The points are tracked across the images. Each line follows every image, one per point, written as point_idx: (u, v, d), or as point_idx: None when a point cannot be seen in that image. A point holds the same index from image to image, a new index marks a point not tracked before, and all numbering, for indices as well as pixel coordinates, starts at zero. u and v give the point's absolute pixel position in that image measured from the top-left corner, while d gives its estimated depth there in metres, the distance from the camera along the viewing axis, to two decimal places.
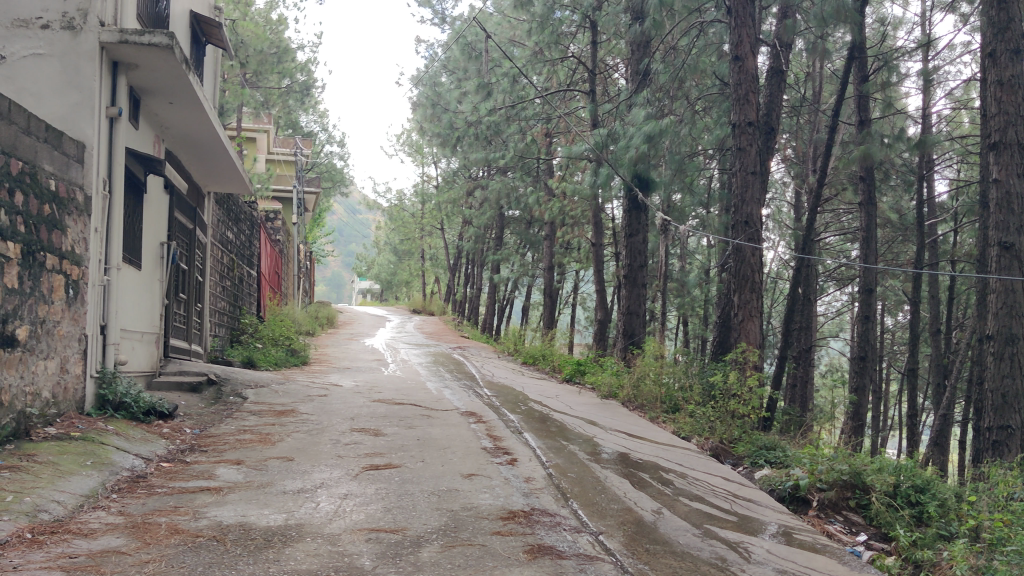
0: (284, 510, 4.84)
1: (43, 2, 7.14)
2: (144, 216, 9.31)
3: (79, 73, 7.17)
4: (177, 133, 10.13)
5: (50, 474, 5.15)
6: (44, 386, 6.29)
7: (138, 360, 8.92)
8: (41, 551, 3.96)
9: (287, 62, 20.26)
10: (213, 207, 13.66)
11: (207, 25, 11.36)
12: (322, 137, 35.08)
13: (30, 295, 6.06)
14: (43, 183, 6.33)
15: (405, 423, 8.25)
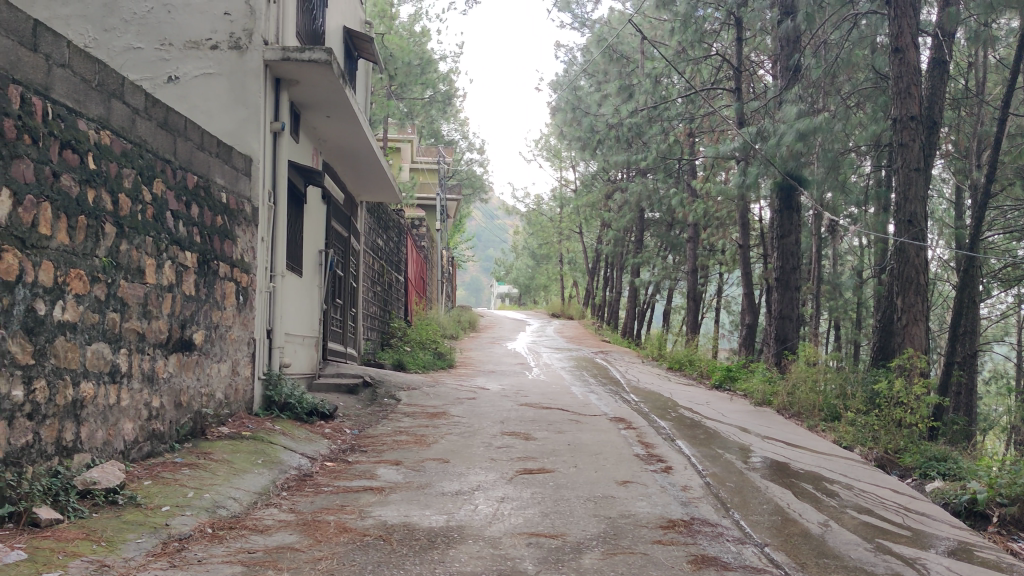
0: (445, 511, 4.93)
1: (211, 25, 7.57)
2: (305, 226, 9.71)
3: (246, 89, 7.53)
4: (334, 145, 10.51)
5: (226, 471, 5.44)
6: (218, 388, 6.65)
7: (300, 362, 9.31)
8: (223, 545, 4.18)
9: (430, 73, 20.72)
10: (365, 216, 14.12)
11: (359, 40, 11.72)
12: (463, 144, 35.67)
13: (205, 301, 6.43)
14: (215, 196, 6.69)
15: (554, 428, 8.26)
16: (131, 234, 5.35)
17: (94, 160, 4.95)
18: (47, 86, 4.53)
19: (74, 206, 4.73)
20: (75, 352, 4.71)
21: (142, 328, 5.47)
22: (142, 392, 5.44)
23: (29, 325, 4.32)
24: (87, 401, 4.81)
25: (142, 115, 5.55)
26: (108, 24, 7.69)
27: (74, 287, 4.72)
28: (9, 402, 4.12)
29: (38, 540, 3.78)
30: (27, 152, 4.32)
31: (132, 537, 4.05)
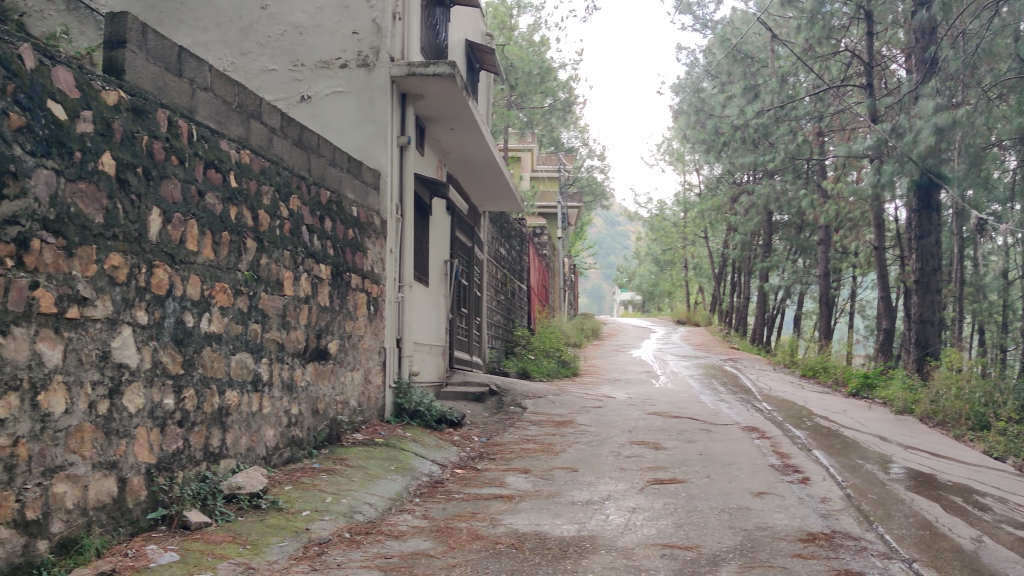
0: (576, 520, 4.91)
1: (341, 44, 7.81)
2: (431, 237, 9.90)
3: (374, 105, 7.73)
4: (458, 157, 10.67)
5: (361, 476, 5.59)
6: (351, 396, 6.84)
7: (427, 370, 9.49)
8: (360, 550, 4.28)
9: (550, 81, 20.75)
10: (488, 225, 14.28)
11: (481, 52, 11.87)
12: (584, 151, 35.55)
13: (339, 312, 6.63)
14: (347, 210, 6.89)
15: (685, 437, 8.11)
16: (270, 247, 5.57)
17: (235, 178, 5.18)
18: (191, 108, 4.78)
19: (218, 223, 4.96)
20: (221, 362, 4.93)
21: (282, 338, 5.68)
22: (282, 400, 5.65)
23: (179, 336, 4.55)
24: (232, 408, 5.03)
25: (279, 134, 5.79)
26: (245, 49, 8.05)
27: (219, 299, 4.94)
28: (161, 411, 4.35)
29: (188, 542, 3.98)
30: (175, 172, 4.56)
31: (276, 540, 4.20)
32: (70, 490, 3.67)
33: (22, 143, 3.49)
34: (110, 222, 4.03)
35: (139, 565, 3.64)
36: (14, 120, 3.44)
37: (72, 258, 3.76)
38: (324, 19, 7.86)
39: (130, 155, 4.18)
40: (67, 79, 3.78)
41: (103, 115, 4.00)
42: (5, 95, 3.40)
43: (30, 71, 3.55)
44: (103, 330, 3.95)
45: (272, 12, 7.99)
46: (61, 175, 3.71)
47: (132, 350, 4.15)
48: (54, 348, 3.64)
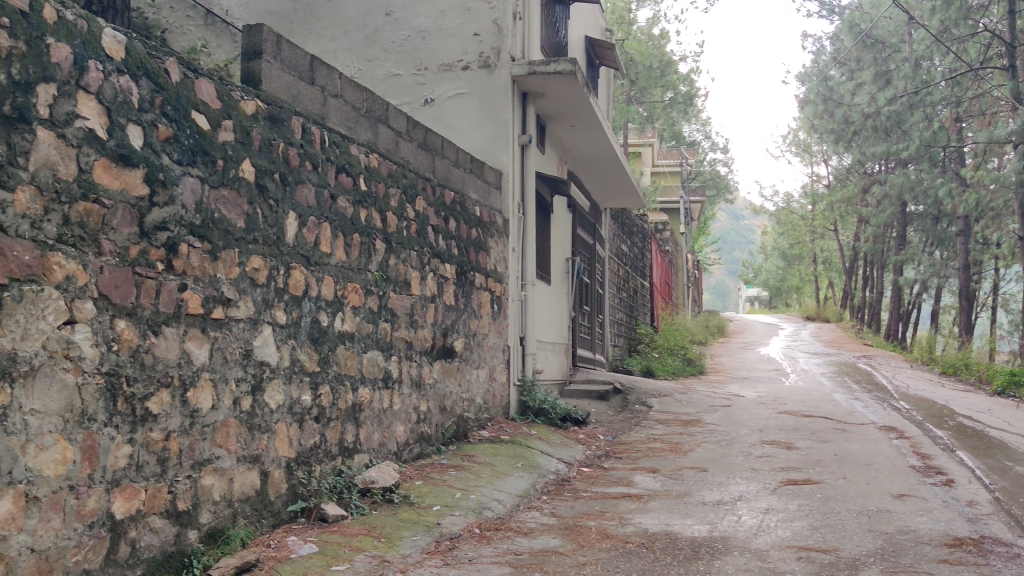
0: (707, 521, 4.83)
1: (462, 46, 7.91)
2: (552, 235, 9.92)
3: (495, 105, 7.80)
4: (579, 155, 10.66)
5: (489, 473, 5.65)
6: (477, 393, 6.93)
7: (551, 368, 9.52)
8: (491, 546, 4.33)
9: (670, 75, 20.45)
10: (610, 223, 14.20)
11: (602, 49, 11.76)
12: (706, 144, 34.84)
13: (464, 310, 6.72)
14: (470, 210, 6.98)
15: (818, 437, 7.85)
16: (398, 248, 5.70)
17: (365, 182, 5.32)
18: (323, 115, 4.94)
19: (350, 225, 5.11)
20: (353, 359, 5.08)
21: (410, 336, 5.80)
22: (411, 397, 5.78)
23: (315, 335, 4.71)
24: (365, 405, 5.18)
25: (405, 137, 5.91)
26: (370, 55, 8.24)
27: (351, 299, 5.09)
28: (300, 406, 4.52)
29: (327, 535, 4.12)
30: (309, 177, 4.72)
31: (409, 534, 4.29)
32: (216, 483, 3.86)
33: (169, 152, 3.69)
34: (250, 226, 4.20)
35: (281, 555, 3.80)
36: (161, 130, 3.64)
37: (216, 260, 3.95)
38: (447, 22, 7.98)
39: (268, 162, 4.35)
40: (209, 91, 3.97)
41: (242, 124, 4.18)
42: (153, 107, 3.60)
43: (175, 84, 3.75)
44: (246, 329, 4.13)
45: (396, 18, 8.15)
46: (205, 183, 3.90)
47: (272, 348, 4.32)
48: (201, 347, 3.82)
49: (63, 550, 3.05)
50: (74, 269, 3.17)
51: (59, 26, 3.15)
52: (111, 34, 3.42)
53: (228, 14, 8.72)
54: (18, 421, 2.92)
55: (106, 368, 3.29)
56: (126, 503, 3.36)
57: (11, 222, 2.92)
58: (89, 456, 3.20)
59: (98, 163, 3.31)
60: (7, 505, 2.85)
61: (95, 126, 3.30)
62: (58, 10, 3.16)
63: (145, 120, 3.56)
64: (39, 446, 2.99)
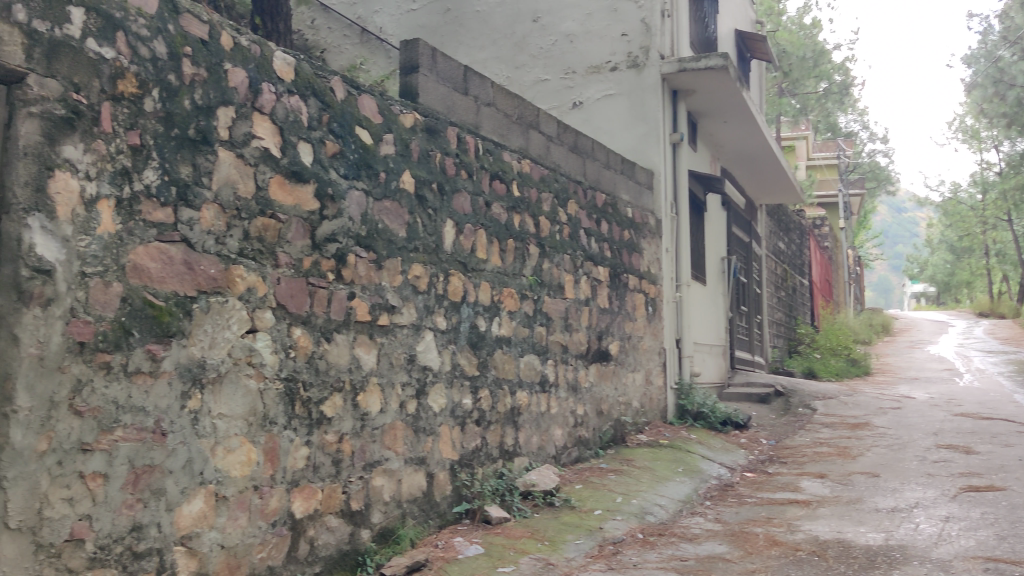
0: (882, 529, 4.61)
1: (611, 47, 7.88)
2: (707, 235, 9.74)
3: (645, 104, 7.72)
4: (733, 150, 10.41)
5: (649, 478, 5.59)
6: (634, 397, 6.89)
7: (709, 370, 9.34)
8: (656, 551, 4.28)
9: (824, 64, 19.74)
10: (765, 219, 13.79)
11: (754, 42, 11.41)
12: (864, 135, 33.36)
13: (619, 313, 6.69)
14: (622, 211, 6.94)
15: (1001, 441, 7.35)
16: (552, 252, 5.73)
17: (518, 188, 5.38)
18: (477, 124, 5.03)
19: (505, 230, 5.18)
20: (511, 364, 5.14)
21: (565, 340, 5.82)
22: (568, 400, 5.80)
23: (474, 340, 4.79)
24: (523, 408, 5.23)
25: (556, 141, 5.94)
26: (519, 62, 8.33)
27: (508, 304, 5.15)
28: (461, 410, 4.61)
29: (491, 536, 4.19)
30: (465, 185, 4.81)
31: (572, 538, 4.31)
32: (386, 483, 3.99)
33: (336, 167, 3.85)
34: (412, 235, 4.33)
35: (449, 556, 3.89)
36: (328, 146, 3.80)
37: (381, 269, 4.09)
38: (594, 24, 7.97)
39: (426, 172, 4.48)
40: (371, 106, 4.13)
41: (402, 137, 4.31)
42: (321, 125, 3.78)
43: (340, 102, 3.92)
44: (409, 334, 4.25)
45: (544, 24, 8.22)
46: (370, 195, 4.04)
47: (434, 353, 4.43)
48: (369, 352, 3.97)
49: (250, 547, 3.24)
50: (254, 280, 3.36)
51: (235, 52, 3.35)
52: (282, 57, 3.60)
53: (382, 31, 9.04)
54: (208, 424, 3.12)
55: (284, 374, 3.47)
56: (305, 502, 3.52)
57: (197, 239, 3.13)
58: (271, 457, 3.38)
59: (274, 180, 3.49)
60: (199, 504, 3.06)
61: (269, 145, 3.48)
62: (234, 37, 3.37)
63: (314, 137, 3.73)
64: (226, 448, 3.19)
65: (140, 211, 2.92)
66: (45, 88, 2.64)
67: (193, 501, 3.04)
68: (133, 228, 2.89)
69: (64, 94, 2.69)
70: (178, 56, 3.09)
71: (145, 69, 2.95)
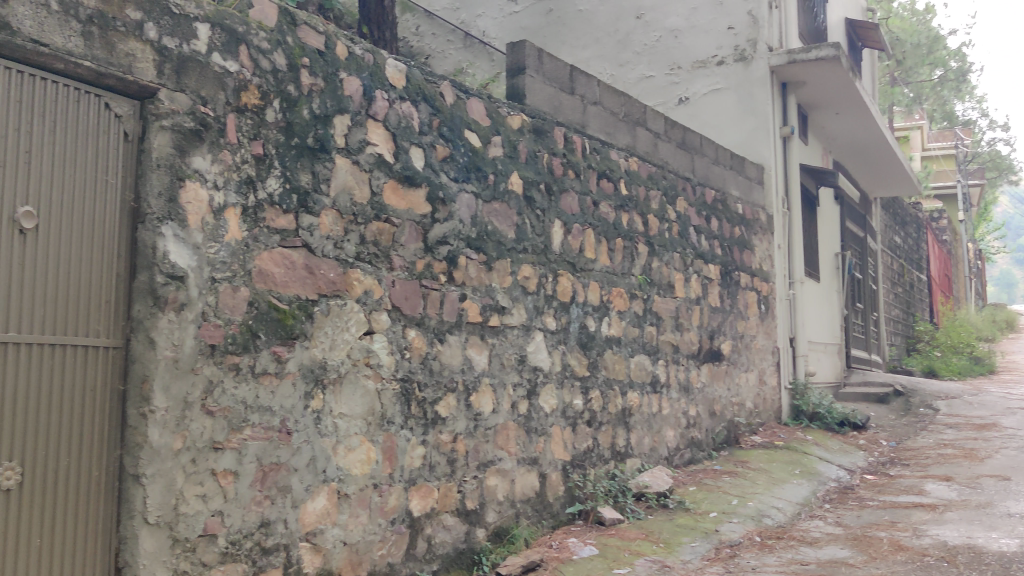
0: (1016, 535, 4.39)
1: (717, 41, 7.75)
2: (820, 230, 9.47)
3: (754, 98, 7.56)
4: (845, 142, 10.08)
5: (765, 480, 5.48)
6: (747, 397, 6.76)
7: (824, 370, 9.09)
8: (775, 555, 4.18)
9: (939, 51, 19.00)
10: (880, 213, 13.32)
11: (865, 30, 11.03)
12: (983, 123, 31.90)
13: (730, 312, 6.58)
14: (732, 208, 6.82)
15: None
16: (661, 251, 5.67)
17: (626, 186, 5.34)
18: (584, 123, 5.02)
19: (613, 230, 5.16)
20: (622, 364, 5.11)
21: (676, 340, 5.75)
22: (680, 401, 5.72)
23: (584, 340, 4.79)
24: (634, 409, 5.19)
25: (664, 138, 5.88)
26: (623, 59, 8.29)
27: (618, 304, 5.13)
28: (573, 410, 4.61)
29: (606, 537, 4.18)
30: (573, 185, 4.81)
31: (688, 541, 4.26)
32: (500, 483, 4.03)
33: (447, 170, 3.90)
34: (521, 236, 4.35)
35: (563, 556, 3.90)
36: (438, 150, 3.86)
37: (491, 271, 4.12)
38: (700, 19, 7.85)
39: (534, 173, 4.50)
40: (479, 109, 4.17)
41: (510, 139, 4.35)
42: (431, 129, 3.84)
43: (450, 106, 3.97)
44: (520, 335, 4.27)
45: (647, 20, 8.15)
46: (479, 197, 4.08)
47: (545, 353, 4.44)
48: (481, 353, 4.01)
49: (371, 544, 3.32)
50: (370, 283, 3.44)
51: (350, 61, 3.44)
52: (394, 64, 3.67)
53: (485, 34, 9.12)
54: (329, 423, 3.21)
55: (400, 374, 3.54)
56: (422, 501, 3.58)
57: (318, 243, 3.22)
58: (389, 456, 3.45)
59: (387, 185, 3.56)
60: (323, 502, 3.15)
61: (383, 151, 3.56)
62: (349, 47, 3.45)
63: (425, 141, 3.80)
64: (347, 447, 3.27)
65: (264, 218, 3.03)
66: (175, 102, 2.76)
67: (317, 499, 3.13)
68: (257, 235, 3.00)
69: (192, 107, 2.81)
70: (296, 66, 3.19)
71: (266, 81, 3.06)
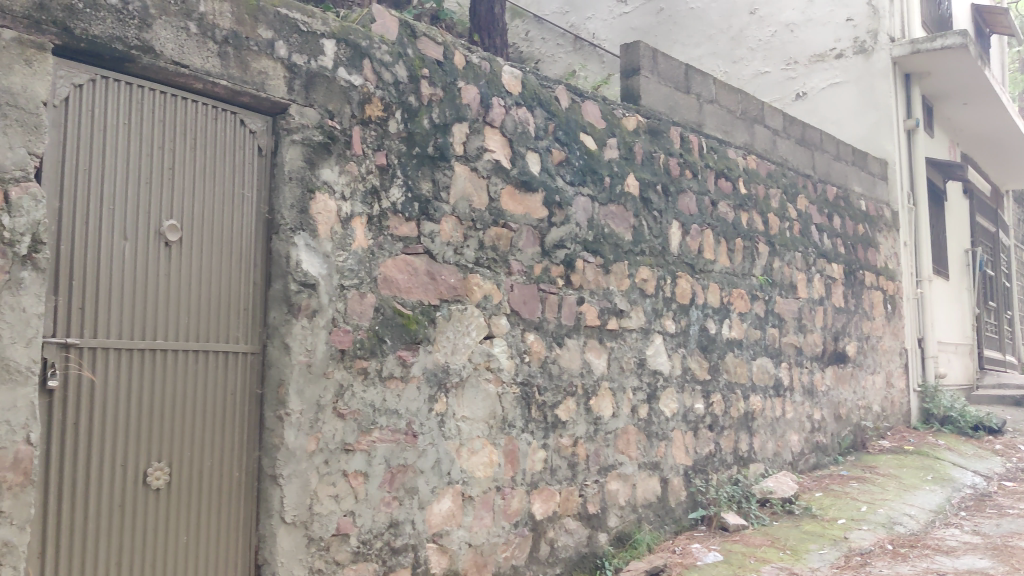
0: None
1: (835, 33, 7.53)
2: (948, 225, 9.09)
3: (876, 90, 7.30)
4: (973, 134, 9.63)
5: (896, 486, 5.29)
6: (875, 400, 6.54)
7: (955, 372, 8.70)
8: (908, 564, 4.03)
9: None
10: (1013, 206, 12.67)
11: (993, 16, 10.52)
12: None
13: (855, 312, 6.38)
14: (855, 204, 6.61)
15: None
16: (783, 251, 5.55)
17: (745, 185, 5.25)
18: (700, 123, 4.96)
19: (732, 230, 5.07)
20: (743, 367, 5.02)
21: (799, 341, 5.62)
22: (804, 405, 5.59)
23: (704, 343, 4.72)
24: (757, 413, 5.09)
25: (782, 135, 5.74)
26: (737, 56, 8.17)
27: (738, 305, 5.04)
28: (694, 415, 4.55)
29: (730, 544, 4.12)
30: (690, 186, 4.76)
31: (815, 548, 4.16)
32: (621, 487, 4.02)
33: (563, 174, 3.91)
34: (638, 238, 4.33)
35: (688, 562, 3.85)
36: (555, 154, 3.88)
37: (609, 274, 4.12)
38: (817, 12, 7.67)
39: (651, 174, 4.47)
40: (594, 112, 4.17)
41: (626, 141, 4.33)
42: (547, 134, 3.86)
43: (565, 110, 3.99)
44: (639, 338, 4.25)
45: (762, 15, 8.01)
46: (595, 200, 4.08)
47: (664, 357, 4.40)
48: (600, 356, 4.00)
49: (495, 546, 3.36)
50: (489, 288, 3.48)
51: (467, 70, 3.49)
52: (509, 71, 3.71)
53: (595, 37, 9.16)
54: (453, 426, 3.27)
55: (520, 378, 3.57)
56: (545, 504, 3.61)
57: (439, 250, 3.29)
58: (511, 459, 3.49)
59: (505, 191, 3.60)
60: (448, 503, 3.21)
61: (501, 157, 3.60)
62: (466, 55, 3.51)
63: (541, 146, 3.82)
64: (471, 450, 3.32)
65: (388, 226, 3.10)
66: (305, 117, 2.86)
67: (442, 500, 3.19)
68: (382, 243, 3.07)
69: (320, 121, 2.90)
70: (416, 77, 3.26)
71: (388, 93, 3.13)
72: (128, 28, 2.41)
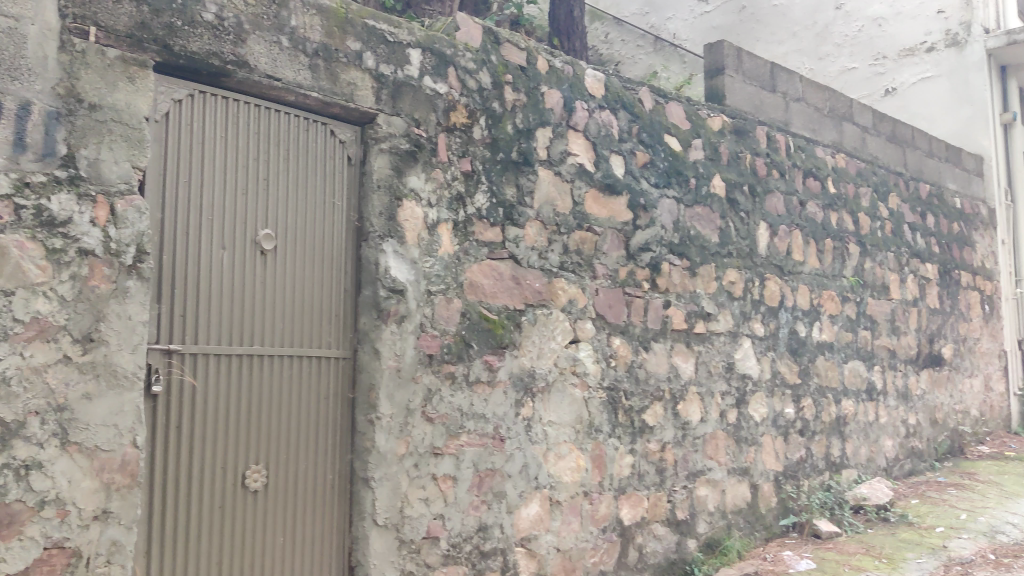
0: None
1: (925, 26, 7.32)
2: None
3: (969, 84, 7.06)
4: None
5: (997, 493, 5.10)
6: (973, 404, 6.32)
7: None
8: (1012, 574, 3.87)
9: None
10: None
11: None
12: None
13: (951, 313, 6.17)
14: (949, 202, 6.40)
15: None
16: (874, 251, 5.41)
17: (834, 184, 5.14)
18: (786, 121, 4.87)
19: (821, 230, 4.97)
20: (834, 370, 4.91)
21: (893, 344, 5.47)
22: (899, 409, 5.43)
23: (794, 346, 4.63)
24: (849, 418, 4.97)
25: (872, 132, 5.60)
26: (822, 53, 8.01)
27: (829, 307, 4.93)
28: (784, 419, 4.47)
29: (824, 551, 4.03)
30: (777, 186, 4.67)
31: (913, 557, 4.03)
32: (710, 493, 3.97)
33: (647, 176, 3.89)
34: (725, 240, 4.27)
35: (779, 570, 3.78)
36: (639, 157, 3.86)
37: (695, 277, 4.07)
38: (906, 5, 7.46)
39: (737, 175, 4.40)
40: (678, 113, 4.14)
41: (711, 141, 4.28)
42: (631, 136, 3.84)
43: (649, 112, 3.96)
44: (726, 342, 4.19)
45: (848, 10, 7.84)
46: (681, 202, 4.04)
47: (753, 360, 4.33)
48: (687, 360, 3.96)
49: (583, 551, 3.36)
50: (575, 292, 3.48)
51: (551, 74, 3.50)
52: (592, 74, 3.70)
53: (676, 37, 9.05)
54: (540, 431, 3.27)
55: (606, 382, 3.56)
56: (633, 509, 3.59)
57: (524, 255, 3.30)
58: (599, 464, 3.48)
59: (589, 194, 3.59)
60: (536, 508, 3.22)
61: (585, 161, 3.59)
62: (549, 60, 3.52)
63: (625, 149, 3.81)
64: (558, 454, 3.32)
65: (473, 232, 3.13)
66: (393, 125, 2.90)
67: (530, 504, 3.20)
68: (468, 248, 3.10)
69: (407, 129, 2.94)
70: (500, 83, 3.28)
71: (472, 100, 3.16)
72: (223, 43, 2.49)
